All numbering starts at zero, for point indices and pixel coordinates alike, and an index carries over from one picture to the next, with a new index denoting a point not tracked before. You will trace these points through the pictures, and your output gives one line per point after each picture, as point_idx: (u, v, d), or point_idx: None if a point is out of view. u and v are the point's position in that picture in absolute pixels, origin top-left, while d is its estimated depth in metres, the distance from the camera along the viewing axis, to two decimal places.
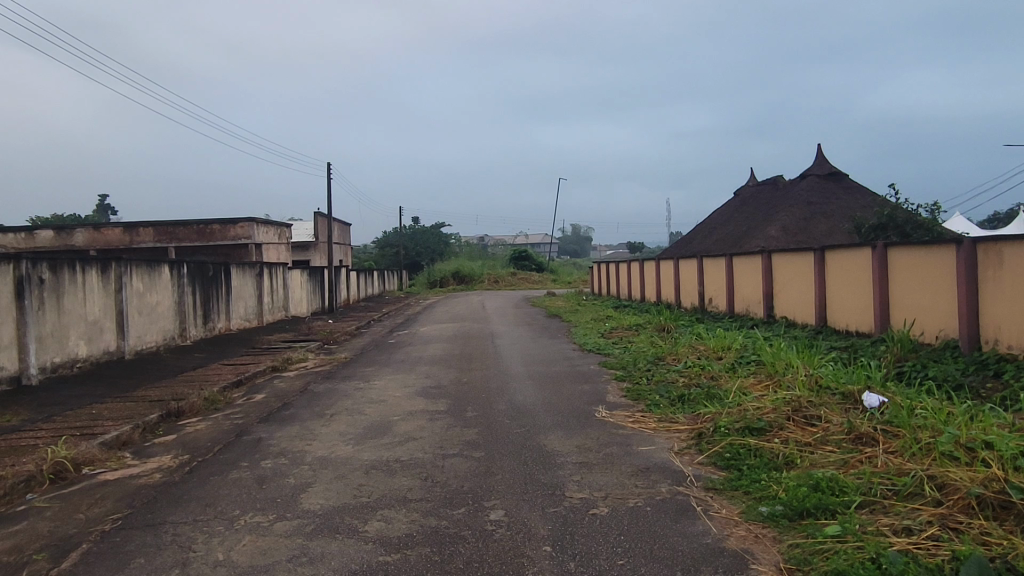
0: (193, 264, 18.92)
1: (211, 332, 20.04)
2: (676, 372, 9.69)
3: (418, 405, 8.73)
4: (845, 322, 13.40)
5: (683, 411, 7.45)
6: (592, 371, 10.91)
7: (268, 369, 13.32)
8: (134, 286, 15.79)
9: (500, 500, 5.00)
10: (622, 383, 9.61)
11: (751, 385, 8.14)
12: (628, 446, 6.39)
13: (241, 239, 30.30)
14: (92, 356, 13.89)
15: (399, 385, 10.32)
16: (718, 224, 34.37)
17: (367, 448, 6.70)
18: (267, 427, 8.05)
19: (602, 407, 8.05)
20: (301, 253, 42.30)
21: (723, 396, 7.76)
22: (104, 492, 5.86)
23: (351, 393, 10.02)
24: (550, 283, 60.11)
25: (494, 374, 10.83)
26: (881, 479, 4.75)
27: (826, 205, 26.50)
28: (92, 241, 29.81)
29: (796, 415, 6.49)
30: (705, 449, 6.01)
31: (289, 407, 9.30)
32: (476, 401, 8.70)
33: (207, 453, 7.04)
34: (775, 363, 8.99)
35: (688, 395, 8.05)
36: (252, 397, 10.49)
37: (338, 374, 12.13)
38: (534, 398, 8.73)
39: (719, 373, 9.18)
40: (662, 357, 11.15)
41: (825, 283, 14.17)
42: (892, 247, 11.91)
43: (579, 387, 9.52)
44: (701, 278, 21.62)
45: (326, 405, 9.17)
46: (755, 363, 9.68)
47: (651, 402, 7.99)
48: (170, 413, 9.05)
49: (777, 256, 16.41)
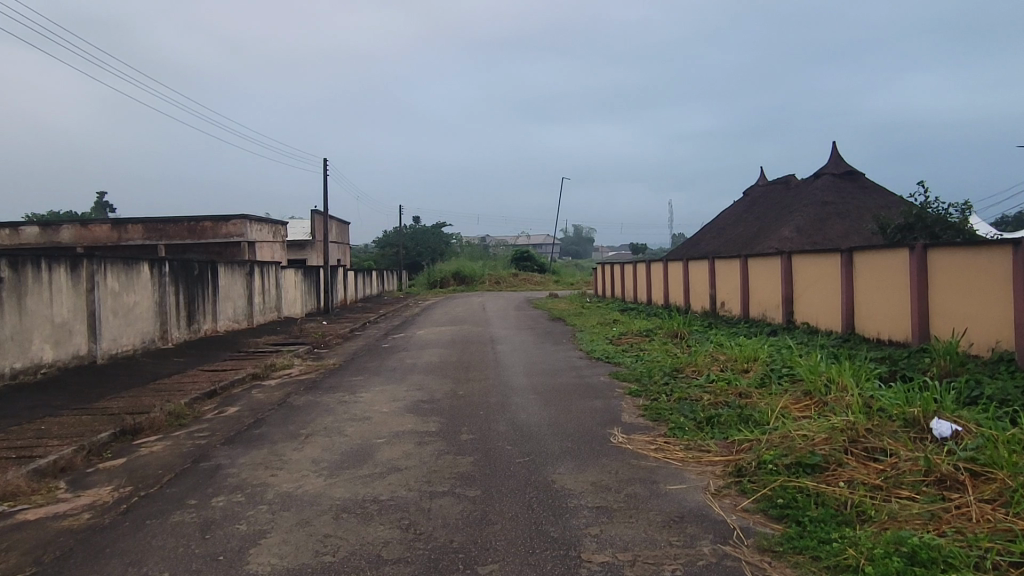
0: (176, 262, 17.84)
1: (196, 335, 18.97)
2: (700, 387, 8.62)
3: (407, 424, 7.63)
4: (877, 330, 12.33)
5: (714, 438, 6.36)
6: (602, 384, 9.82)
7: (248, 377, 12.22)
8: (108, 286, 14.71)
9: (498, 565, 3.91)
10: (638, 399, 8.54)
11: (791, 407, 7.08)
12: (655, 483, 5.30)
13: (233, 237, 29.24)
14: (59, 360, 12.81)
15: (389, 399, 9.22)
16: (726, 225, 33.26)
17: (340, 483, 5.60)
18: (230, 451, 6.94)
19: (618, 430, 6.96)
20: (298, 253, 41.25)
21: (759, 421, 6.68)
22: (13, 541, 4.77)
23: (333, 408, 8.91)
24: (552, 284, 58.93)
25: (494, 387, 9.73)
26: (994, 545, 3.67)
27: (841, 205, 25.44)
28: (79, 237, 28.78)
29: (856, 448, 5.41)
30: (750, 490, 4.92)
31: (261, 425, 8.20)
32: (472, 421, 7.60)
33: (153, 485, 5.93)
34: (814, 379, 7.91)
35: (717, 417, 6.97)
36: (224, 411, 9.38)
37: (323, 384, 11.05)
38: (540, 417, 7.64)
39: (749, 390, 8.11)
40: (681, 369, 10.07)
41: (853, 288, 13.09)
42: (933, 249, 10.81)
43: (588, 403, 8.42)
44: (713, 279, 20.57)
45: (304, 422, 8.08)
46: (789, 378, 8.61)
47: (674, 425, 6.92)
48: (125, 430, 7.97)
49: (799, 258, 15.36)
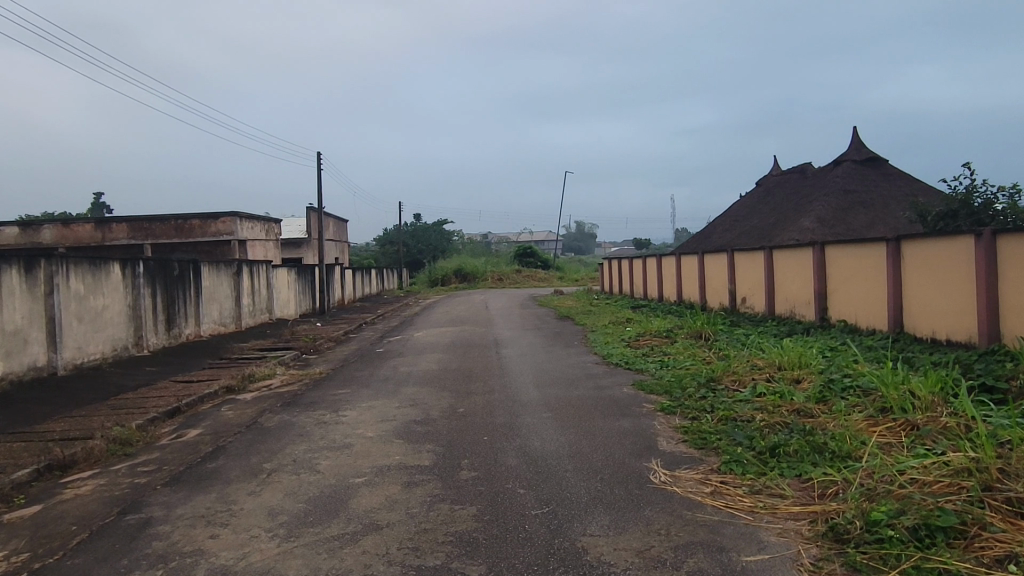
0: (152, 261, 16.44)
1: (176, 341, 17.57)
2: (747, 403, 7.18)
3: (395, 455, 6.21)
4: (932, 328, 10.93)
5: (787, 480, 4.94)
6: (627, 398, 8.36)
7: (220, 392, 10.80)
8: (71, 288, 13.29)
9: None
10: (674, 419, 7.12)
11: (874, 433, 5.66)
12: (724, 553, 3.86)
13: (223, 235, 27.91)
14: (12, 373, 11.41)
15: (376, 420, 7.78)
16: (739, 217, 31.79)
17: (297, 553, 4.17)
18: (169, 496, 5.49)
19: (659, 465, 5.55)
20: (293, 251, 39.91)
21: (840, 453, 5.25)
22: None
23: (309, 432, 7.45)
24: (558, 281, 57.56)
25: (500, 401, 8.33)
26: None
27: (865, 193, 23.96)
28: (60, 237, 27.39)
29: (997, 500, 3.98)
30: (866, 569, 3.49)
31: (220, 455, 6.77)
32: (476, 450, 6.19)
33: (56, 552, 4.50)
34: (891, 393, 6.49)
35: (783, 446, 5.55)
36: (182, 435, 7.94)
37: (306, 399, 9.69)
38: (559, 444, 6.23)
39: (810, 407, 6.70)
40: (718, 377, 8.62)
41: (902, 281, 11.66)
42: (1005, 238, 9.35)
43: (614, 424, 6.98)
44: (733, 274, 19.11)
45: (271, 452, 6.67)
46: (855, 390, 7.16)
47: (729, 457, 5.50)
48: (51, 466, 6.56)
49: (834, 249, 13.91)
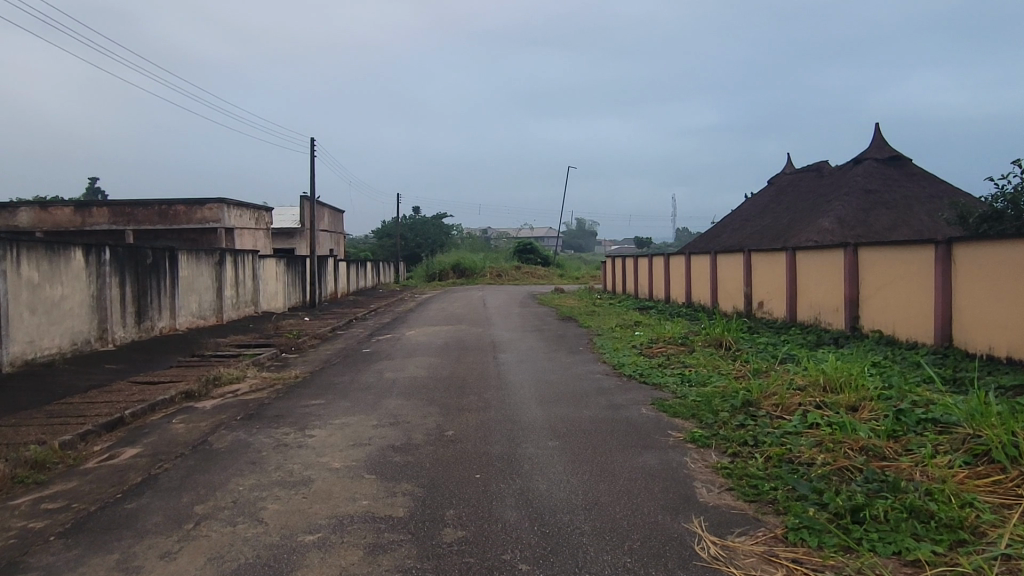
0: (121, 246, 15.06)
1: (147, 334, 16.23)
2: (800, 437, 5.84)
3: (361, 500, 4.87)
4: (988, 343, 9.63)
5: (889, 565, 3.60)
6: (649, 423, 7.02)
7: (177, 398, 9.45)
8: (23, 275, 11.93)
9: None
10: (711, 455, 5.77)
11: (983, 494, 4.33)
12: None
13: (209, 222, 26.57)
14: None
15: (347, 444, 6.45)
16: (749, 216, 30.48)
17: None
18: (58, 556, 4.16)
19: (705, 529, 4.20)
20: (285, 241, 38.50)
21: (951, 522, 3.93)
22: None
23: (263, 459, 6.11)
24: (559, 279, 56.25)
25: (497, 423, 7.01)
26: None
27: (887, 193, 22.64)
28: (38, 221, 26.01)
29: None
30: None
31: (144, 489, 5.42)
32: (465, 497, 4.83)
33: None
34: (990, 430, 5.15)
35: (869, 506, 4.21)
36: (115, 456, 6.60)
37: (272, 410, 8.36)
38: (572, 491, 4.89)
39: (883, 447, 5.36)
40: (756, 399, 7.28)
41: (953, 289, 10.32)
42: None
43: (638, 461, 5.64)
44: (749, 276, 17.77)
45: (209, 488, 5.34)
46: (932, 424, 5.83)
47: (799, 521, 4.15)
48: None
49: (869, 251, 12.58)
